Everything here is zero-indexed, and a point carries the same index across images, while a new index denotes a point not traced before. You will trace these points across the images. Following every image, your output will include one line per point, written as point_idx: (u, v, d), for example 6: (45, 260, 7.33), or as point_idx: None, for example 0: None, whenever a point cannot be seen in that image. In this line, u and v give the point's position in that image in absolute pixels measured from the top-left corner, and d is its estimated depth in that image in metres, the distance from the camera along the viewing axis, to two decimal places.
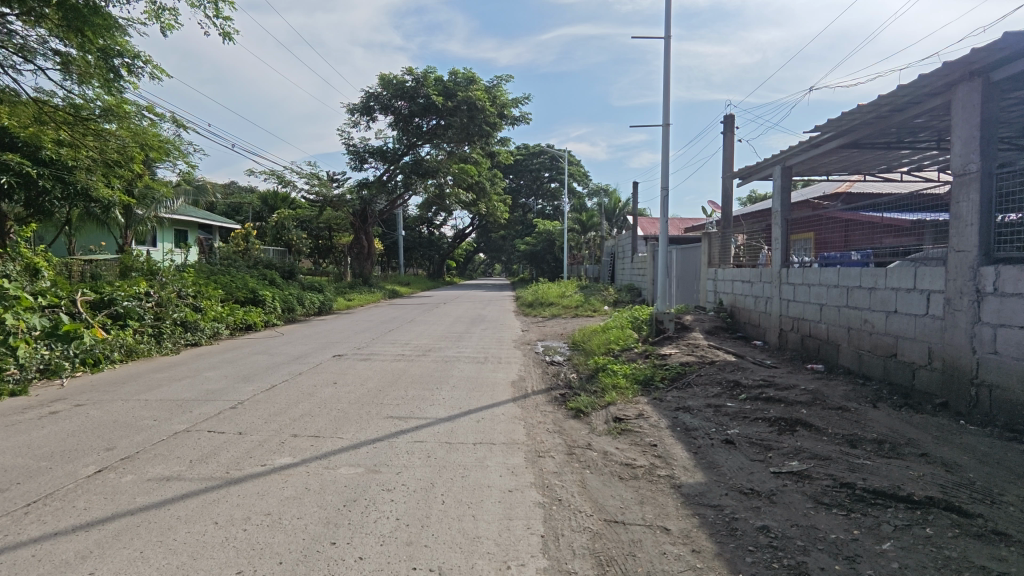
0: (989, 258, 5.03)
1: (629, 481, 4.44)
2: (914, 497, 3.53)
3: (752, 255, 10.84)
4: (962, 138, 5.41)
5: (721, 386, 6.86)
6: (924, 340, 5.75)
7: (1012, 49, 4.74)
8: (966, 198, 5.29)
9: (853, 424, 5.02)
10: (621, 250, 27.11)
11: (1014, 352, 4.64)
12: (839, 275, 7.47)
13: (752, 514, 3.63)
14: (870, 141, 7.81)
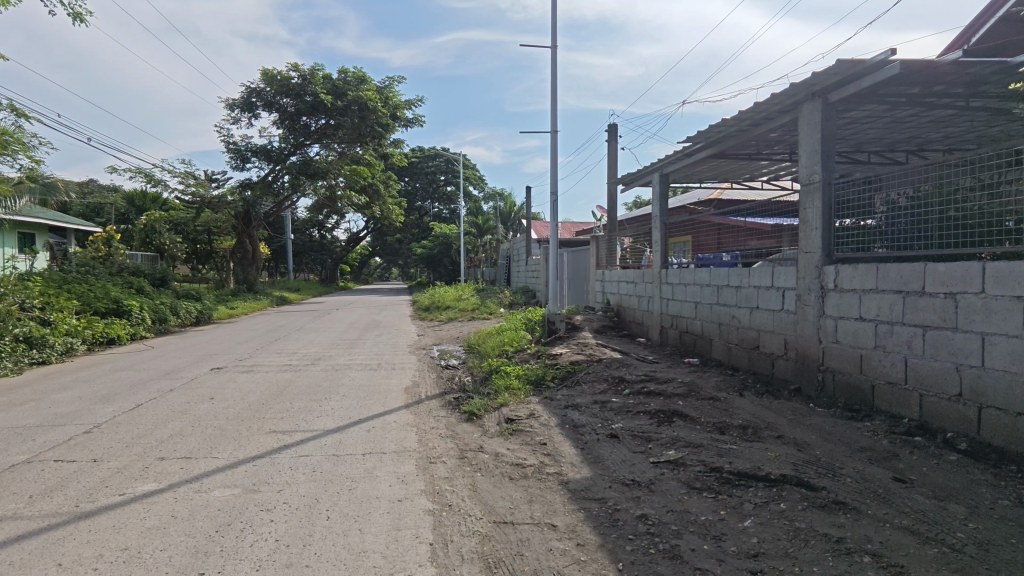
0: (830, 258, 5.67)
1: (518, 481, 4.50)
2: (771, 476, 3.89)
3: (636, 257, 11.45)
4: (808, 152, 6.05)
5: (606, 382, 7.17)
6: (781, 332, 6.37)
7: (845, 74, 5.38)
8: (811, 205, 5.92)
9: (722, 412, 5.44)
10: (516, 253, 27.52)
11: (851, 341, 5.27)
12: (710, 275, 8.10)
13: (632, 504, 3.81)
14: (733, 152, 8.55)
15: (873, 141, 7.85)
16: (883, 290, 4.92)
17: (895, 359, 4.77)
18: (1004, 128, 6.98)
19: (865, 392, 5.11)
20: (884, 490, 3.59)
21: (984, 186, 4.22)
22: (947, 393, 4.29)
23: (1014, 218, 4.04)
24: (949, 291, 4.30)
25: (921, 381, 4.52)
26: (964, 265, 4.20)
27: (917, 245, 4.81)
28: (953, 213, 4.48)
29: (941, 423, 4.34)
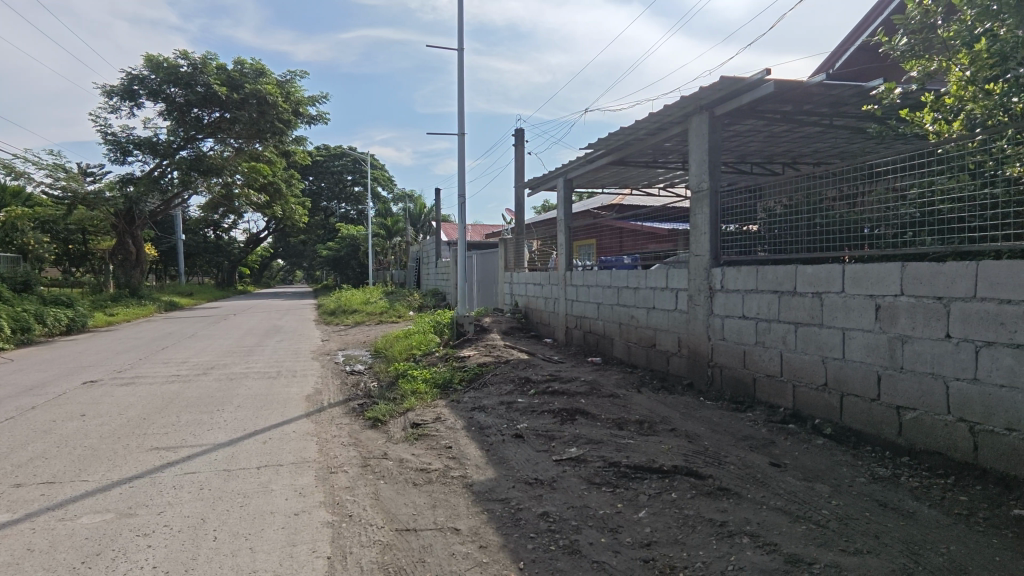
0: (718, 261, 6.08)
1: (422, 487, 4.44)
2: (664, 467, 4.10)
3: (543, 259, 11.67)
4: (697, 161, 6.45)
5: (512, 383, 7.25)
6: (675, 330, 6.74)
7: (728, 90, 5.80)
8: (700, 211, 6.31)
9: (621, 408, 5.66)
10: (425, 256, 27.18)
11: (736, 338, 5.67)
12: (611, 276, 8.41)
13: (535, 502, 3.88)
14: (632, 159, 8.95)
15: (755, 153, 8.52)
16: (763, 290, 5.33)
17: (772, 354, 5.18)
18: (862, 144, 7.81)
19: (748, 385, 5.52)
20: (761, 474, 3.89)
21: (843, 195, 4.68)
22: (816, 383, 4.72)
23: (868, 225, 4.50)
24: (816, 291, 4.73)
25: (794, 373, 4.94)
26: (827, 267, 4.64)
27: (791, 249, 5.25)
28: (819, 220, 4.92)
29: (811, 411, 4.77)
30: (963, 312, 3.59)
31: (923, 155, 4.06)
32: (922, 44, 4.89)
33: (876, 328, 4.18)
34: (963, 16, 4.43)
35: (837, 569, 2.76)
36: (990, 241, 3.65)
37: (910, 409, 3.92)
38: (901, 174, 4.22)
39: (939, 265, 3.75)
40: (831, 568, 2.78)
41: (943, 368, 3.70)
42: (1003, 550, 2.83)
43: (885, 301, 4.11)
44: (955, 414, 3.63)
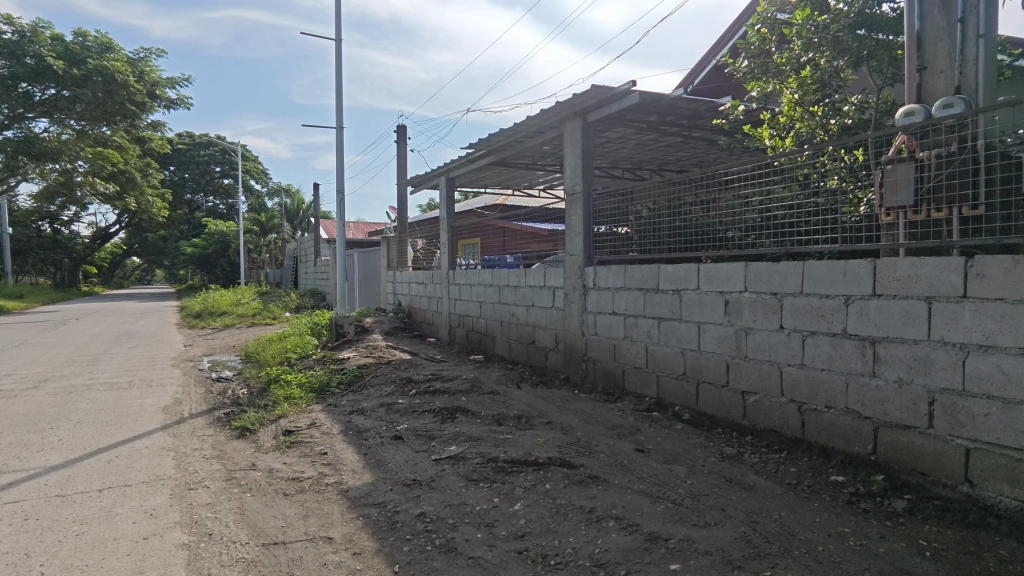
0: (591, 260, 6.40)
1: (294, 497, 4.21)
2: (539, 460, 4.24)
3: (426, 258, 11.57)
4: (571, 165, 6.74)
5: (393, 384, 7.11)
6: (552, 327, 7.00)
7: (598, 98, 6.14)
8: (574, 213, 6.61)
9: (501, 405, 5.77)
10: (303, 254, 25.82)
11: (607, 333, 6.00)
12: (492, 275, 8.54)
13: (412, 504, 3.83)
14: (512, 161, 9.16)
15: (625, 159, 9.07)
16: (630, 287, 5.69)
17: (639, 347, 5.55)
18: (716, 155, 8.60)
19: (617, 377, 5.87)
20: (628, 460, 4.15)
21: (698, 201, 5.12)
22: (676, 373, 5.12)
23: (718, 228, 4.96)
24: (676, 288, 5.13)
25: (657, 365, 5.32)
26: (685, 266, 5.05)
27: (654, 249, 5.66)
28: (678, 223, 5.35)
29: (671, 399, 5.18)
30: (794, 306, 4.07)
31: (763, 166, 4.53)
32: (760, 67, 5.51)
33: (725, 321, 4.62)
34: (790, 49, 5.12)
35: (689, 542, 3.02)
36: (814, 244, 4.15)
37: (753, 393, 4.38)
38: (745, 183, 4.69)
39: (775, 265, 4.22)
40: (684, 541, 3.03)
41: (779, 356, 4.18)
42: (822, 512, 3.27)
43: (732, 297, 4.56)
44: (787, 395, 4.12)
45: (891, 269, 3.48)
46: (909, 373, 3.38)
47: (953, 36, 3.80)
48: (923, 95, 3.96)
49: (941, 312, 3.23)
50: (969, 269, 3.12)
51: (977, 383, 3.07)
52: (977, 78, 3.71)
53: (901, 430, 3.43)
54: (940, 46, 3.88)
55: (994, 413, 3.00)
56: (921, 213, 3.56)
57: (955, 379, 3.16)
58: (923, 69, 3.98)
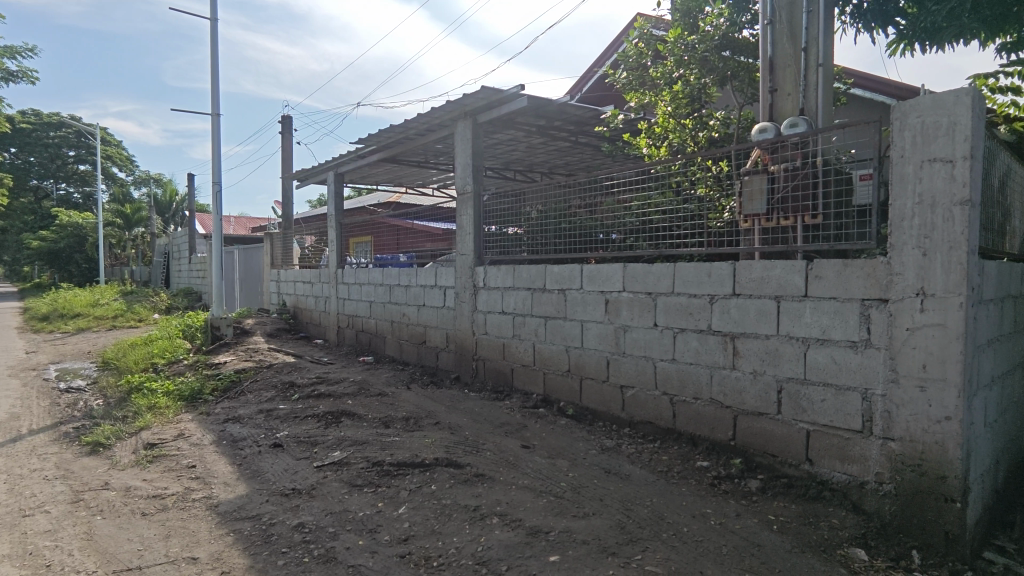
0: (481, 260, 6.46)
1: (154, 516, 3.84)
2: (425, 461, 4.20)
3: (314, 256, 11.06)
4: (462, 164, 6.78)
5: (274, 389, 6.72)
6: (443, 327, 6.97)
7: (488, 99, 6.21)
8: (465, 212, 6.64)
9: (389, 407, 5.65)
10: (176, 250, 23.68)
11: (496, 332, 6.08)
12: (383, 274, 8.33)
13: (290, 515, 3.64)
14: (404, 158, 9.01)
15: (516, 162, 9.24)
16: (518, 287, 5.80)
17: (527, 345, 5.68)
18: (602, 161, 9.02)
19: (506, 375, 5.97)
20: (513, 457, 4.23)
21: (583, 205, 5.33)
22: (560, 370, 5.30)
23: (600, 231, 5.18)
24: (562, 287, 5.30)
25: (544, 362, 5.47)
26: (570, 266, 5.24)
27: (541, 250, 5.81)
28: (564, 225, 5.54)
29: (556, 395, 5.34)
30: (666, 304, 4.35)
31: (641, 173, 4.79)
32: (637, 79, 5.84)
33: (606, 319, 4.84)
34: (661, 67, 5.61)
35: (568, 533, 3.13)
36: (684, 247, 4.46)
37: (630, 387, 4.63)
38: (623, 188, 4.94)
39: (650, 266, 4.49)
40: (563, 533, 3.14)
41: (653, 352, 4.45)
42: (688, 495, 3.53)
43: (611, 296, 4.79)
44: (660, 388, 4.39)
45: (748, 271, 3.83)
46: (762, 365, 3.74)
47: (798, 63, 4.27)
48: (774, 114, 4.40)
49: (788, 310, 3.61)
50: (809, 271, 3.50)
51: (815, 373, 3.46)
52: (818, 102, 4.17)
53: (756, 417, 3.78)
54: (787, 71, 4.34)
55: (828, 399, 3.39)
56: (772, 221, 3.95)
57: (798, 369, 3.54)
58: (773, 91, 4.39)
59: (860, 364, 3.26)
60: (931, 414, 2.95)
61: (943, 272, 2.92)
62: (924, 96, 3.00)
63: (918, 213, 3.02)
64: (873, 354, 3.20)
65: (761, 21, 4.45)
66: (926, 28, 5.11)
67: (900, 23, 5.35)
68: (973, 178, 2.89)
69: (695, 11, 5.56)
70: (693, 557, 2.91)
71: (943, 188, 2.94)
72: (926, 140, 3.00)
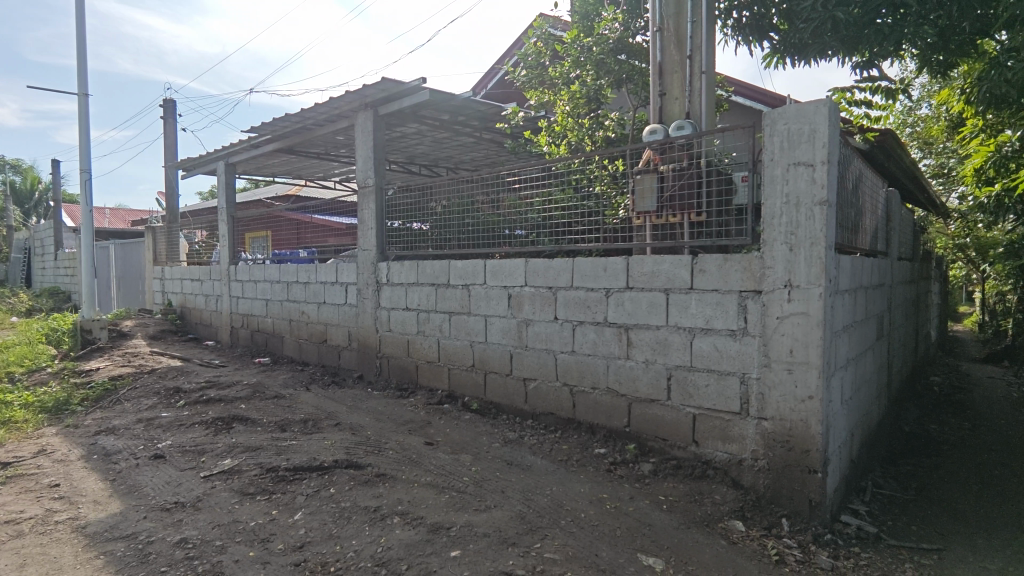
0: (384, 255, 6.32)
1: (6, 545, 3.41)
2: (324, 464, 4.05)
3: (203, 252, 10.31)
4: (363, 157, 6.60)
5: (156, 396, 6.20)
6: (345, 324, 6.75)
7: (389, 91, 6.08)
8: (367, 207, 6.47)
9: (286, 410, 5.39)
10: (39, 245, 21.14)
11: (400, 329, 5.98)
12: (280, 271, 7.92)
13: (171, 530, 3.37)
14: (301, 150, 8.61)
15: (421, 156, 9.13)
16: (422, 283, 5.73)
17: (431, 342, 5.63)
18: (506, 158, 9.11)
19: (411, 372, 5.89)
20: (416, 455, 4.18)
21: (486, 201, 5.36)
22: (465, 365, 5.30)
23: (503, 227, 5.23)
24: (465, 283, 5.30)
25: (448, 358, 5.45)
26: (473, 262, 5.24)
27: (445, 246, 5.77)
28: (468, 221, 5.54)
29: (461, 390, 5.35)
30: (566, 298, 4.47)
31: (541, 171, 4.88)
32: (536, 78, 6.01)
33: (509, 313, 4.90)
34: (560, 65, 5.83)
35: (469, 527, 3.15)
36: (582, 243, 4.60)
37: (533, 380, 4.72)
38: (525, 184, 5.01)
39: (550, 261, 4.59)
40: (465, 527, 3.15)
41: (554, 345, 4.56)
42: (586, 482, 3.66)
43: (514, 291, 4.85)
44: (560, 380, 4.52)
45: (640, 265, 4.02)
46: (653, 355, 3.95)
47: (684, 70, 4.53)
48: (663, 117, 4.65)
49: (676, 302, 3.82)
50: (694, 265, 3.73)
51: (700, 360, 3.70)
52: (702, 106, 4.45)
53: (649, 404, 3.98)
54: (675, 76, 4.60)
55: (711, 383, 3.64)
56: (661, 218, 4.17)
57: (685, 357, 3.78)
58: (662, 94, 4.63)
59: (738, 351, 3.53)
60: (797, 394, 3.26)
61: (806, 266, 3.23)
62: (789, 105, 3.29)
63: (786, 212, 3.31)
64: (749, 341, 3.48)
65: (650, 28, 4.68)
66: (795, 43, 5.61)
67: (773, 38, 5.85)
68: (829, 181, 3.21)
69: (592, 14, 5.77)
70: (590, 541, 3.02)
71: (806, 190, 3.24)
72: (791, 145, 3.29)
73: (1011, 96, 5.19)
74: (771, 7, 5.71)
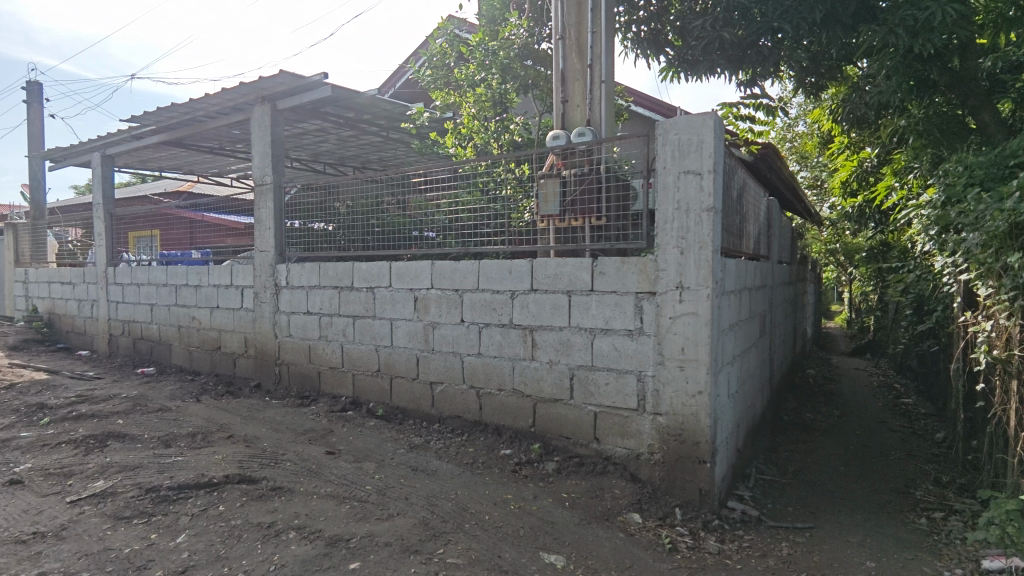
0: (282, 257, 6.03)
1: None
2: (213, 481, 3.77)
3: (75, 253, 9.32)
4: (259, 153, 6.25)
5: (15, 414, 5.51)
6: (240, 330, 6.35)
7: (288, 85, 5.81)
8: (264, 205, 6.14)
9: (171, 424, 4.98)
10: None
11: (301, 334, 5.72)
12: (167, 273, 7.31)
13: (28, 565, 3.00)
14: (191, 143, 8.02)
15: (325, 154, 8.80)
16: (324, 286, 5.51)
17: (334, 346, 5.42)
18: (415, 159, 8.98)
19: (313, 379, 5.64)
20: (316, 465, 4.01)
21: (393, 202, 5.25)
22: (370, 370, 5.15)
23: (409, 229, 5.13)
24: (369, 286, 5.15)
25: (352, 363, 5.28)
26: (379, 263, 5.11)
27: (349, 248, 5.59)
28: (374, 222, 5.40)
29: (366, 396, 5.19)
30: (472, 300, 4.46)
31: (449, 173, 4.85)
32: (442, 79, 6.02)
33: (415, 317, 4.81)
34: (466, 66, 5.78)
35: (370, 537, 3.05)
36: (488, 245, 4.62)
37: (440, 383, 4.67)
38: (431, 185, 4.96)
39: (456, 263, 4.57)
40: (365, 538, 3.05)
41: (460, 347, 4.54)
42: (492, 484, 3.67)
43: (420, 293, 4.78)
44: (467, 382, 4.50)
45: (544, 268, 4.09)
46: (557, 355, 4.03)
47: (585, 79, 4.68)
48: (566, 123, 4.78)
49: (578, 303, 3.93)
50: (595, 268, 3.84)
51: (601, 359, 3.82)
52: (602, 114, 4.62)
53: (553, 403, 4.06)
54: (577, 84, 4.74)
55: (611, 382, 3.77)
56: (564, 221, 4.28)
57: (587, 357, 3.89)
58: (565, 101, 4.77)
59: (635, 349, 3.68)
60: (689, 390, 3.45)
61: (695, 269, 3.43)
62: (680, 117, 3.48)
63: (677, 218, 3.50)
64: (646, 340, 3.64)
65: (554, 36, 4.80)
66: (688, 59, 5.98)
67: (669, 52, 6.16)
68: (715, 190, 3.42)
69: (498, 19, 5.91)
70: (493, 543, 3.03)
71: (695, 197, 3.44)
72: (682, 154, 3.48)
73: (870, 117, 5.79)
74: (666, 24, 6.09)
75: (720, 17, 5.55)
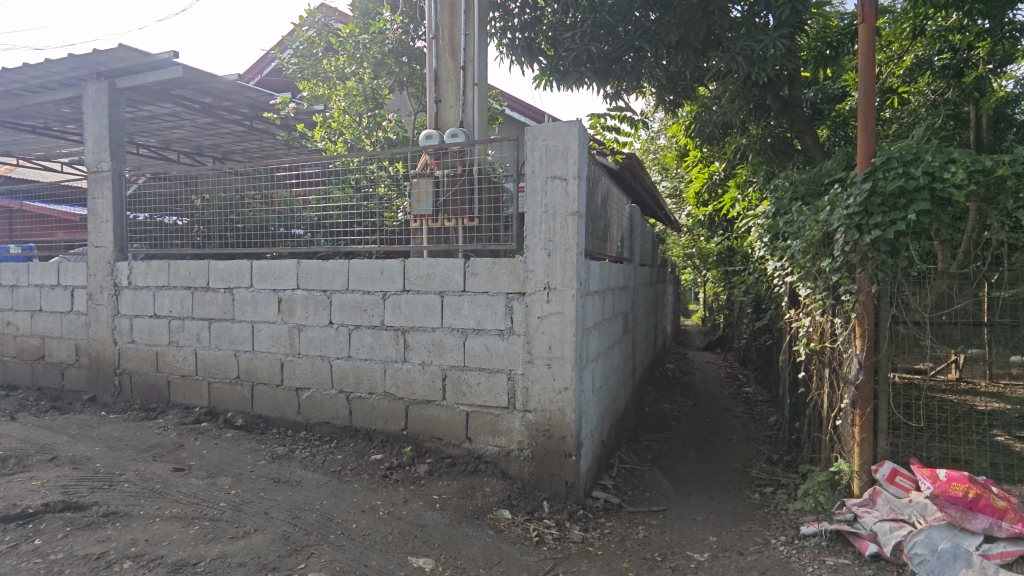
0: (123, 253, 5.39)
1: None
2: (28, 511, 3.27)
3: None
4: (94, 135, 5.53)
5: None
6: (70, 337, 5.58)
7: (130, 62, 5.21)
8: (100, 194, 5.45)
9: None
10: None
11: (146, 340, 5.15)
12: None
13: None
14: (7, 120, 6.91)
15: (179, 141, 8.01)
16: (174, 286, 5.01)
17: (186, 352, 4.95)
18: (283, 152, 8.45)
19: (161, 389, 5.10)
20: (160, 484, 3.62)
21: (255, 196, 4.89)
22: (228, 377, 4.76)
23: (272, 225, 4.81)
24: (227, 286, 4.76)
25: (208, 370, 4.85)
26: (237, 262, 4.73)
27: (205, 244, 5.13)
28: (233, 217, 5.00)
29: (224, 405, 4.79)
30: (341, 301, 4.29)
31: (317, 168, 4.62)
32: (309, 69, 5.74)
33: (279, 319, 4.53)
34: (337, 57, 5.60)
35: (221, 558, 2.82)
36: (360, 244, 4.47)
37: (306, 389, 4.44)
38: (298, 180, 4.70)
39: (324, 262, 4.37)
40: (216, 560, 2.81)
41: (329, 350, 4.34)
42: (360, 491, 3.56)
43: (284, 294, 4.51)
44: (336, 386, 4.32)
45: (416, 268, 4.03)
46: (429, 356, 4.00)
47: (458, 80, 4.70)
48: (439, 123, 4.76)
49: (450, 304, 3.93)
50: (467, 268, 3.87)
51: (473, 359, 3.85)
52: (474, 116, 4.65)
53: (425, 404, 4.02)
54: (450, 85, 4.74)
55: (482, 381, 3.81)
56: (437, 222, 4.25)
57: (459, 357, 3.90)
58: (438, 101, 4.75)
59: (505, 349, 3.75)
60: (556, 386, 3.58)
61: (561, 270, 3.57)
62: (547, 123, 3.59)
63: (544, 220, 3.62)
64: (515, 339, 3.72)
65: (427, 35, 4.77)
66: (560, 68, 6.22)
67: (542, 60, 6.35)
68: (579, 195, 3.60)
69: (372, 13, 5.73)
70: (360, 552, 2.94)
71: (561, 201, 3.59)
72: (549, 160, 3.61)
73: (717, 135, 6.40)
74: (539, 34, 6.28)
75: (588, 32, 5.87)
